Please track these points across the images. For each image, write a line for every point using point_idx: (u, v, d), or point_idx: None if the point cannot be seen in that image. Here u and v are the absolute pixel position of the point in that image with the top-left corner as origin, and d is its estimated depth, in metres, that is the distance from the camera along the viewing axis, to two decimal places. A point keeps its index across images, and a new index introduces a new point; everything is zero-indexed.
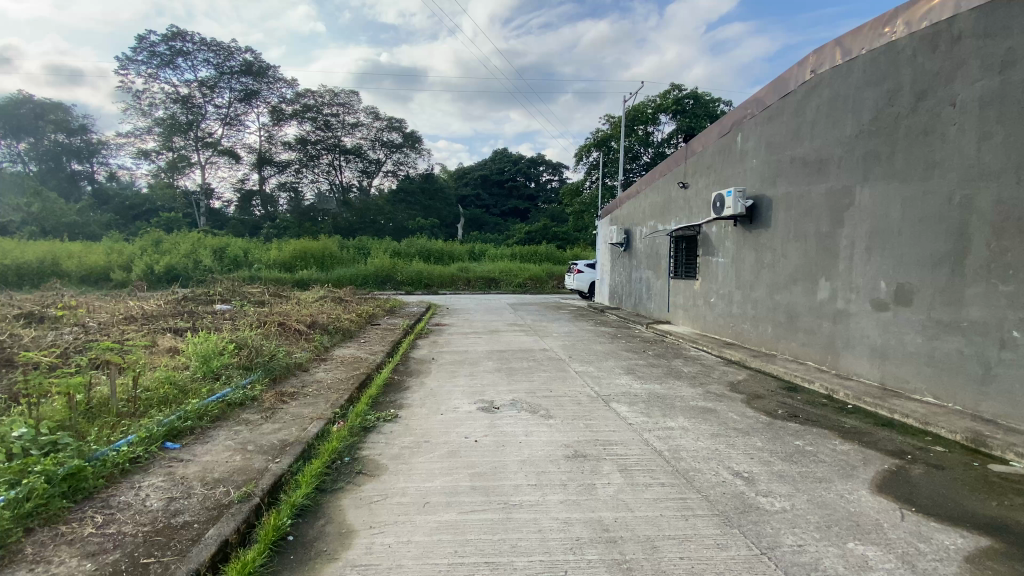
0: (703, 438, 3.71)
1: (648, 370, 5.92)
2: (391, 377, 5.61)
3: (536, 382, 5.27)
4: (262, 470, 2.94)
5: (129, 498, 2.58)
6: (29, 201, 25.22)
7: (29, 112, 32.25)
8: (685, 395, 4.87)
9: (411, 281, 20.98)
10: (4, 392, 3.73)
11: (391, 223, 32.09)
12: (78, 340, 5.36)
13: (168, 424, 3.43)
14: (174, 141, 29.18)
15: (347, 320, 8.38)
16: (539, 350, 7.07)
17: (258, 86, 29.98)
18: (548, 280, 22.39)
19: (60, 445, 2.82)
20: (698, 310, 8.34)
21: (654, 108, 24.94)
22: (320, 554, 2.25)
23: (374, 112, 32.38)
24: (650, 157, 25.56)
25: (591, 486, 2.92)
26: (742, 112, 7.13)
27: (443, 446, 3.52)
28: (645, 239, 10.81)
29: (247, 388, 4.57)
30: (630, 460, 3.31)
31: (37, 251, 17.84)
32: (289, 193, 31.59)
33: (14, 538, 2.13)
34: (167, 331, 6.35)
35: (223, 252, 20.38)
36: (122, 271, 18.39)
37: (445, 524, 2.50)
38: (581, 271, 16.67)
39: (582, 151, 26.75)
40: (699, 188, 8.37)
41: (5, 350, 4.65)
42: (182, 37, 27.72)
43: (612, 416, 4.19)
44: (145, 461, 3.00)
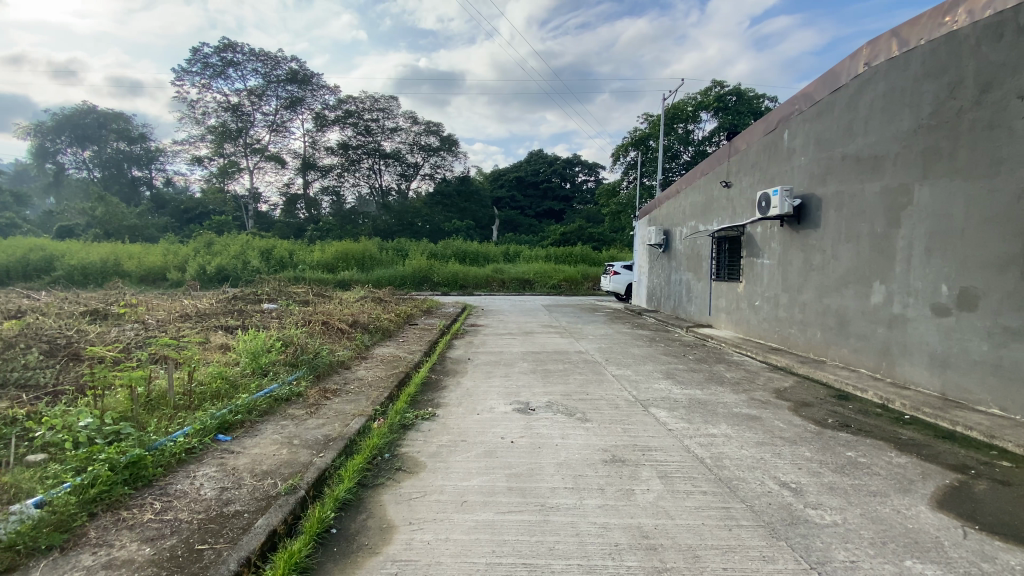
0: (748, 447, 3.58)
1: (688, 375, 5.77)
2: (428, 376, 5.69)
3: (572, 385, 5.21)
4: (307, 464, 3.04)
5: (185, 486, 2.72)
6: (95, 206, 27.16)
7: (94, 122, 34.63)
8: (728, 402, 4.71)
9: (447, 281, 21.32)
10: (72, 383, 4.02)
11: (428, 224, 32.66)
12: (138, 335, 5.70)
13: (220, 417, 3.59)
14: (225, 148, 30.68)
15: (387, 320, 8.55)
16: (574, 352, 7.01)
17: (303, 93, 31.06)
18: (583, 282, 22.24)
19: (123, 435, 3.01)
20: (741, 313, 8.08)
21: (694, 106, 24.41)
22: (361, 547, 2.30)
23: (413, 116, 32.96)
24: (690, 156, 24.98)
25: (630, 491, 2.87)
26: (789, 108, 6.88)
27: (480, 446, 3.54)
28: (685, 241, 10.58)
29: (293, 384, 4.73)
30: (671, 466, 3.24)
31: (102, 253, 19.26)
32: (331, 197, 32.62)
33: (78, 522, 2.28)
34: (219, 329, 6.66)
35: (270, 253, 21.20)
36: (177, 272, 19.41)
37: (483, 523, 2.51)
38: (617, 273, 16.42)
39: (619, 151, 26.42)
40: (743, 187, 8.11)
41: (74, 344, 5.00)
42: (233, 49, 29.07)
43: (651, 421, 4.11)
44: (199, 452, 3.16)
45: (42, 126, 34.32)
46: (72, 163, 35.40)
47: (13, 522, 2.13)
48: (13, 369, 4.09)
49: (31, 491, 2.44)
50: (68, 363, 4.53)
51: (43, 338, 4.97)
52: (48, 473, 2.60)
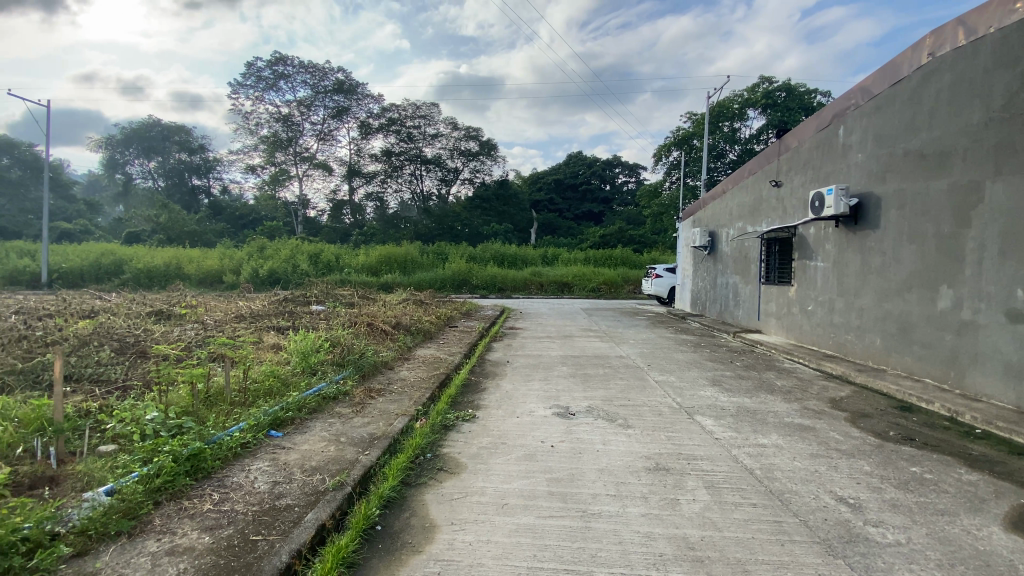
0: (801, 458, 3.41)
1: (735, 382, 5.55)
2: (468, 378, 5.75)
3: (613, 390, 5.14)
4: (354, 461, 3.13)
5: (240, 478, 2.84)
6: (159, 214, 29.02)
7: (159, 134, 37.09)
8: (779, 411, 4.51)
9: (486, 284, 21.50)
10: (140, 379, 4.30)
11: (467, 228, 33.03)
12: (198, 335, 6.04)
13: (273, 414, 3.76)
14: (276, 156, 32.16)
15: (428, 323, 8.71)
16: (615, 357, 6.90)
17: (348, 102, 32.10)
18: (623, 285, 21.89)
19: (184, 429, 3.18)
20: (793, 318, 7.72)
21: (741, 103, 23.68)
22: (405, 545, 2.35)
23: (453, 121, 33.35)
24: (737, 155, 24.19)
25: (674, 501, 2.79)
26: (844, 103, 6.56)
27: (521, 449, 3.53)
28: (731, 242, 10.25)
29: (340, 383, 4.89)
30: (718, 476, 3.13)
31: (165, 257, 20.64)
32: (375, 202, 33.59)
33: (144, 510, 2.42)
34: (272, 329, 6.96)
35: (318, 257, 21.97)
36: (232, 275, 20.42)
37: (524, 527, 2.50)
38: (659, 276, 16.03)
39: (662, 151, 25.91)
40: (794, 187, 7.77)
41: (142, 342, 5.36)
42: (284, 62, 30.43)
43: (696, 429, 3.99)
44: (253, 447, 3.30)
45: (113, 139, 36.99)
46: (139, 174, 38.11)
47: (87, 508, 2.29)
48: (88, 366, 4.42)
49: (104, 479, 2.62)
50: (136, 359, 4.86)
51: (113, 337, 5.34)
52: (118, 463, 2.78)
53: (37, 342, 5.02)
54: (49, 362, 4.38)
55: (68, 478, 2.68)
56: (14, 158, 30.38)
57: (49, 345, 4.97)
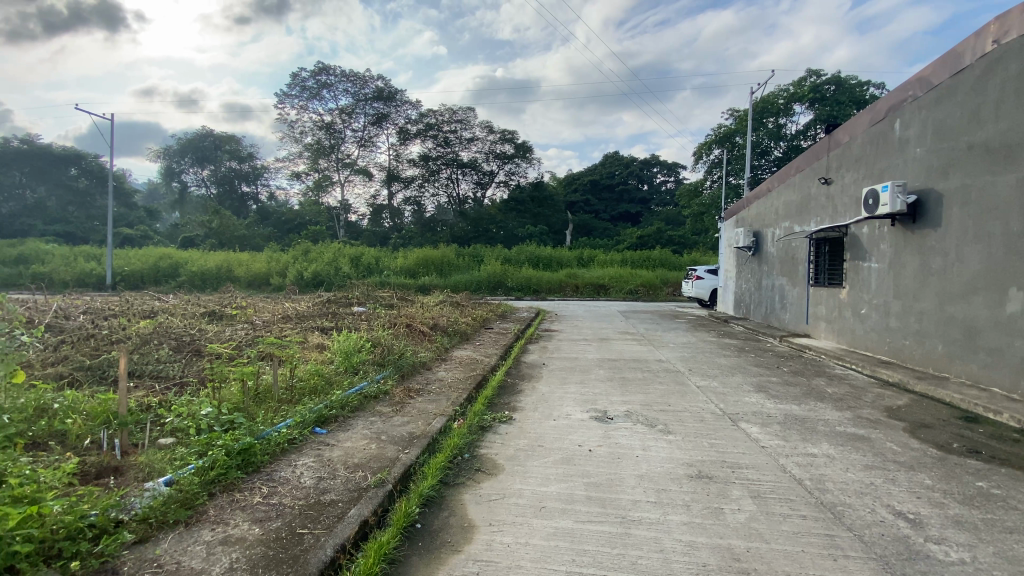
0: (855, 470, 3.24)
1: (782, 389, 5.32)
2: (504, 379, 5.76)
3: (652, 395, 5.03)
4: (394, 459, 3.19)
5: (287, 473, 2.96)
6: (212, 220, 30.57)
7: (211, 144, 39.04)
8: (829, 420, 4.30)
9: (522, 286, 21.53)
10: (195, 376, 4.54)
11: (502, 231, 33.17)
12: (248, 335, 6.30)
13: (318, 411, 3.88)
14: (320, 163, 33.30)
15: (464, 324, 8.81)
16: (654, 361, 6.75)
17: (388, 109, 32.84)
18: (662, 287, 21.48)
19: (236, 425, 3.34)
20: (844, 322, 7.36)
21: (786, 98, 22.84)
22: (444, 544, 2.37)
23: (489, 125, 33.56)
24: (782, 152, 23.33)
25: (718, 510, 2.70)
26: (901, 95, 6.21)
27: (558, 452, 3.52)
28: (777, 243, 9.87)
29: (381, 382, 5.01)
30: (764, 486, 3.01)
31: (217, 261, 21.73)
32: (413, 206, 34.24)
33: (200, 500, 2.55)
34: (317, 329, 7.22)
35: (358, 260, 22.55)
36: (278, 277, 21.23)
37: (562, 530, 2.48)
38: (700, 278, 15.61)
39: (702, 149, 25.27)
40: (846, 184, 7.42)
41: (196, 342, 5.63)
42: (327, 71, 31.44)
43: (741, 436, 3.86)
44: (300, 443, 3.43)
45: (170, 149, 39.14)
46: (194, 182, 40.28)
47: (148, 497, 2.43)
48: (149, 363, 4.70)
49: (163, 471, 2.78)
50: (192, 357, 5.12)
51: (171, 336, 5.63)
52: (176, 454, 2.95)
53: (103, 340, 5.37)
54: (114, 359, 4.68)
55: (131, 468, 2.84)
56: (81, 168, 32.56)
57: (114, 343, 5.31)
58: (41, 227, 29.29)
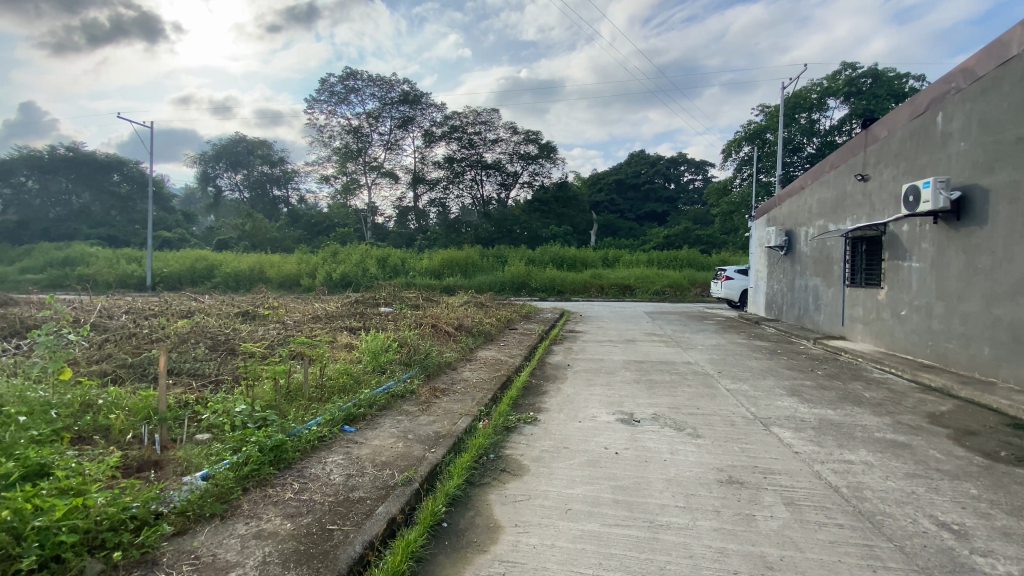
0: (895, 478, 3.11)
1: (817, 393, 5.15)
2: (529, 381, 5.74)
3: (680, 397, 4.93)
4: (421, 458, 3.22)
5: (317, 470, 3.01)
6: (245, 223, 31.55)
7: (244, 149, 40.27)
8: (867, 425, 4.14)
9: (546, 287, 21.47)
10: (230, 373, 4.68)
11: (527, 231, 33.10)
12: (279, 335, 6.46)
13: (347, 410, 3.95)
14: (348, 166, 33.92)
15: (489, 325, 8.84)
16: (682, 364, 6.62)
17: (413, 112, 33.22)
18: (689, 288, 21.12)
19: (269, 421, 3.44)
20: (883, 324, 7.09)
21: (820, 93, 22.15)
22: (470, 544, 2.38)
23: (513, 126, 33.56)
24: (815, 148, 22.63)
25: (749, 516, 2.64)
26: (943, 87, 5.95)
27: (584, 454, 3.49)
28: (811, 242, 9.56)
29: (407, 381, 5.07)
30: (798, 493, 2.92)
31: (250, 263, 22.38)
32: (438, 208, 34.62)
33: (234, 495, 2.63)
34: (345, 329, 7.36)
35: (385, 262, 22.88)
36: (308, 278, 21.70)
37: (589, 533, 2.46)
38: (730, 278, 15.25)
39: (731, 146, 24.72)
40: (885, 180, 7.13)
41: (231, 341, 5.82)
42: (354, 76, 31.98)
43: (773, 441, 3.75)
44: (329, 440, 3.50)
45: (205, 155, 40.41)
46: (228, 186, 41.62)
47: (187, 490, 2.52)
48: (187, 361, 4.88)
49: (200, 465, 2.87)
50: (227, 356, 5.28)
51: (207, 336, 5.83)
52: (212, 450, 3.05)
53: (144, 339, 5.59)
54: (154, 358, 4.87)
55: (170, 462, 2.95)
56: (123, 174, 34.01)
57: (153, 342, 5.51)
58: (86, 231, 30.73)
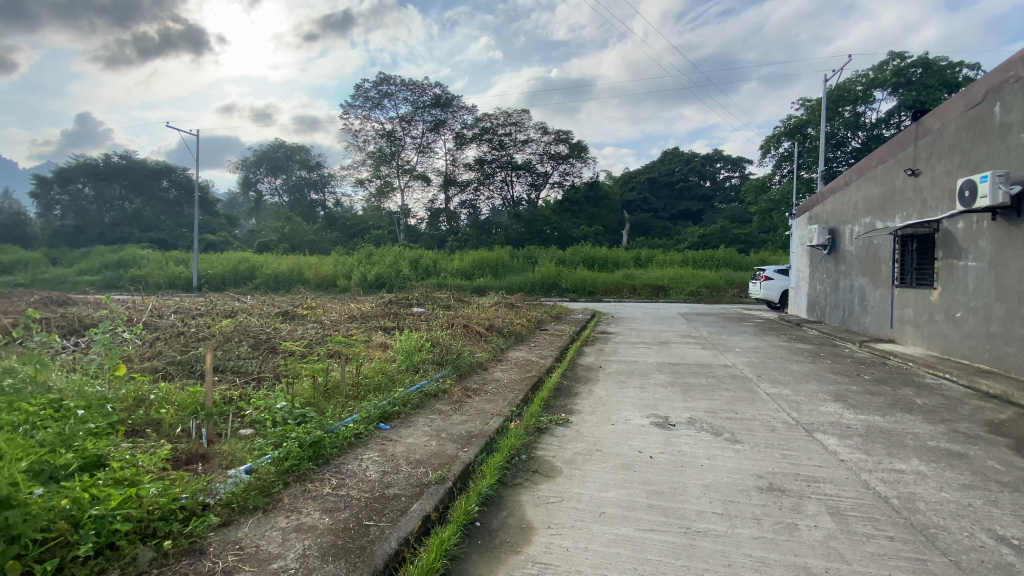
0: (950, 489, 2.94)
1: (863, 399, 4.91)
2: (560, 382, 5.71)
3: (717, 402, 4.80)
4: (454, 457, 3.25)
5: (354, 466, 3.09)
6: (285, 226, 32.62)
7: (284, 155, 41.69)
8: (919, 433, 3.93)
9: (577, 288, 21.32)
10: (272, 371, 4.86)
11: (557, 232, 32.90)
12: (317, 334, 6.66)
13: (382, 408, 4.03)
14: (381, 170, 34.60)
15: (520, 325, 8.84)
16: (719, 366, 6.45)
17: (445, 116, 33.66)
18: (726, 289, 20.56)
19: (308, 418, 3.55)
20: (935, 326, 6.72)
21: (865, 85, 21.18)
22: (503, 544, 2.39)
23: (543, 126, 33.44)
24: (861, 142, 21.66)
25: (792, 526, 2.54)
26: (999, 76, 5.61)
27: (618, 458, 3.44)
28: (857, 240, 9.15)
29: (439, 381, 5.12)
30: (844, 503, 2.80)
31: (289, 265, 23.12)
32: (469, 209, 34.88)
33: (275, 488, 2.72)
34: (380, 329, 7.52)
35: (417, 263, 23.20)
36: (344, 279, 22.24)
37: (623, 538, 2.43)
38: (769, 278, 14.77)
39: (770, 142, 23.94)
40: (937, 175, 6.77)
41: (272, 339, 6.03)
42: (388, 82, 32.60)
43: (817, 448, 3.60)
44: (365, 437, 3.57)
45: (247, 161, 42.25)
46: (268, 191, 43.19)
47: (231, 484, 2.63)
48: (231, 359, 5.09)
49: (243, 459, 2.98)
50: (268, 354, 5.48)
51: (250, 334, 6.06)
52: (254, 445, 3.15)
53: (192, 337, 5.86)
54: (201, 355, 5.10)
55: (216, 456, 3.08)
56: (171, 181, 35.74)
57: (201, 340, 5.77)
58: (138, 235, 32.46)
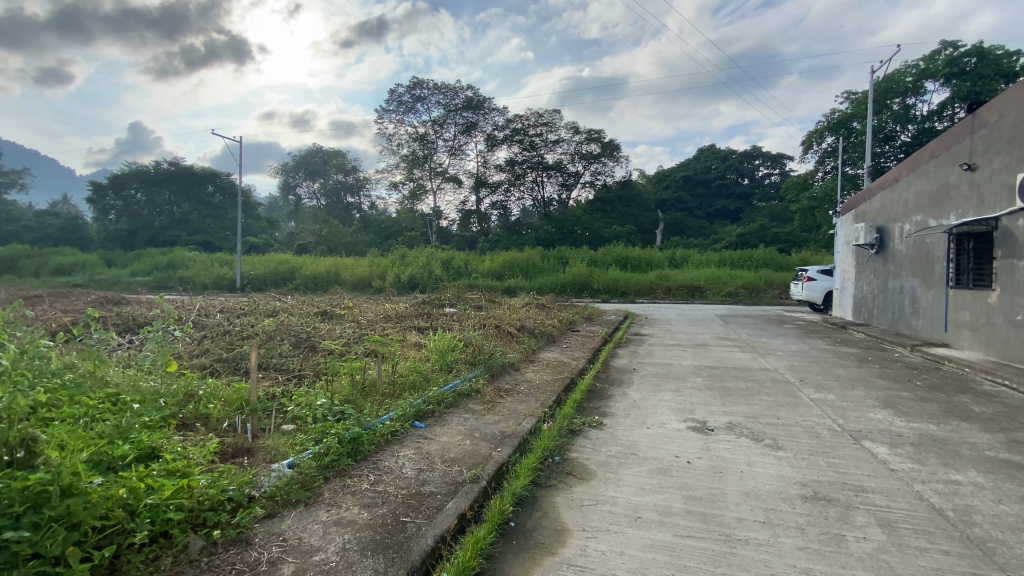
0: (1011, 502, 2.76)
1: (915, 406, 4.66)
2: (593, 384, 5.66)
3: (757, 406, 4.67)
4: (488, 456, 3.28)
5: (391, 463, 3.15)
6: (322, 228, 33.60)
7: (321, 159, 42.95)
8: (977, 443, 3.70)
9: (609, 289, 21.11)
10: (312, 369, 5.02)
11: (588, 232, 32.59)
12: (354, 333, 6.84)
13: (417, 406, 4.10)
14: (414, 173, 35.16)
15: (551, 326, 8.81)
16: (759, 370, 6.25)
17: (476, 118, 33.91)
18: (765, 290, 19.93)
19: (347, 415, 3.65)
20: (995, 330, 6.32)
21: (916, 75, 20.10)
22: (538, 545, 2.39)
23: (575, 126, 33.19)
24: (911, 136, 20.58)
25: (839, 536, 2.44)
26: None
27: (654, 462, 3.38)
28: (908, 239, 8.70)
29: (472, 381, 5.16)
30: (895, 514, 2.66)
31: (325, 266, 23.80)
32: (500, 211, 35.02)
33: (317, 483, 2.80)
34: (414, 329, 7.65)
35: (449, 264, 23.46)
36: (378, 280, 22.71)
37: (659, 543, 2.39)
38: (811, 279, 14.23)
39: (812, 137, 23.05)
40: (995, 170, 6.37)
41: (312, 338, 6.23)
42: (421, 86, 33.08)
43: (865, 457, 3.45)
44: (402, 435, 3.64)
45: (287, 166, 43.81)
46: (307, 194, 44.62)
47: (275, 477, 2.73)
48: (274, 357, 5.28)
49: (286, 454, 3.09)
50: (307, 352, 5.66)
51: (291, 333, 6.28)
52: (296, 440, 3.26)
53: (237, 335, 6.11)
54: (245, 353, 5.31)
55: (260, 450, 3.20)
56: (216, 186, 37.38)
57: (245, 338, 6.02)
58: (186, 238, 34.14)
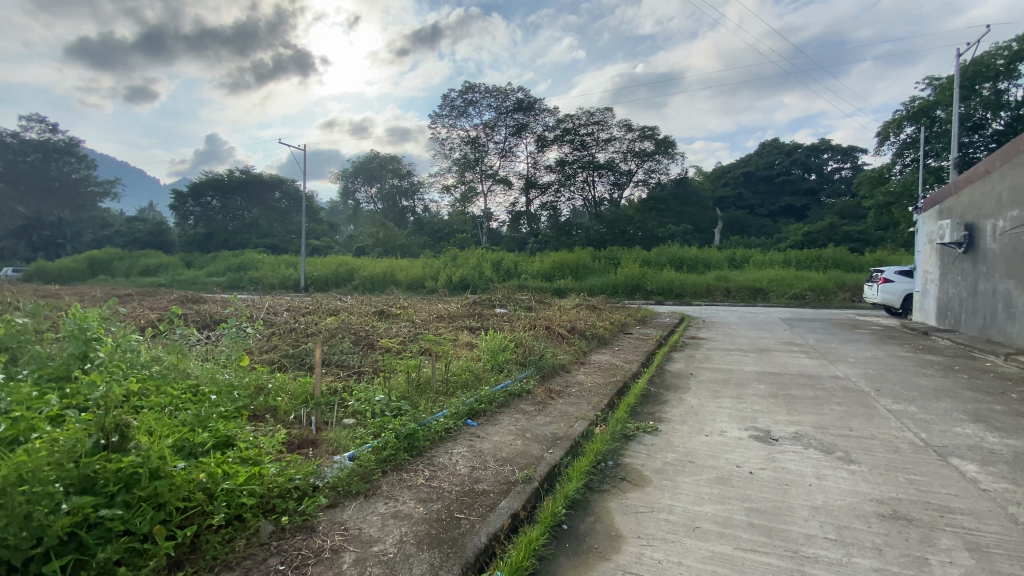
0: None
1: (1012, 421, 4.21)
2: (647, 388, 5.52)
3: (826, 416, 4.39)
4: (540, 457, 3.28)
5: (445, 460, 3.22)
6: (378, 231, 34.81)
7: (377, 164, 44.56)
8: None
9: (663, 290, 20.54)
10: (370, 365, 5.22)
11: (641, 231, 31.59)
12: (409, 332, 7.05)
13: (469, 405, 4.16)
14: (466, 176, 35.72)
15: (602, 328, 8.67)
16: (829, 378, 5.87)
17: (527, 119, 34.02)
18: (834, 292, 18.73)
19: (403, 411, 3.77)
20: None
21: (1010, 56, 18.20)
22: (592, 549, 2.36)
23: (627, 124, 32.51)
24: (1004, 123, 18.68)
25: (922, 560, 2.25)
26: None
27: (712, 471, 3.26)
28: (1001, 237, 7.91)
29: (523, 381, 5.17)
30: (987, 538, 2.42)
31: (381, 267, 24.66)
32: (550, 211, 34.87)
33: (375, 476, 2.91)
34: (466, 328, 7.78)
35: (499, 265, 23.64)
36: (431, 281, 23.24)
37: (720, 555, 2.30)
38: (888, 280, 13.21)
39: (888, 128, 21.41)
40: None
41: (370, 336, 6.47)
42: (472, 90, 33.56)
43: (952, 475, 3.15)
44: (455, 432, 3.71)
45: (346, 172, 45.82)
46: (365, 199, 46.35)
47: (337, 468, 2.86)
48: (335, 354, 5.53)
49: (347, 446, 3.23)
50: (366, 350, 5.88)
51: (351, 331, 6.55)
52: (356, 434, 3.40)
53: (302, 333, 6.46)
54: (310, 349, 5.59)
55: (323, 442, 3.36)
56: (282, 192, 39.63)
57: (309, 336, 6.34)
58: (255, 241, 36.49)
